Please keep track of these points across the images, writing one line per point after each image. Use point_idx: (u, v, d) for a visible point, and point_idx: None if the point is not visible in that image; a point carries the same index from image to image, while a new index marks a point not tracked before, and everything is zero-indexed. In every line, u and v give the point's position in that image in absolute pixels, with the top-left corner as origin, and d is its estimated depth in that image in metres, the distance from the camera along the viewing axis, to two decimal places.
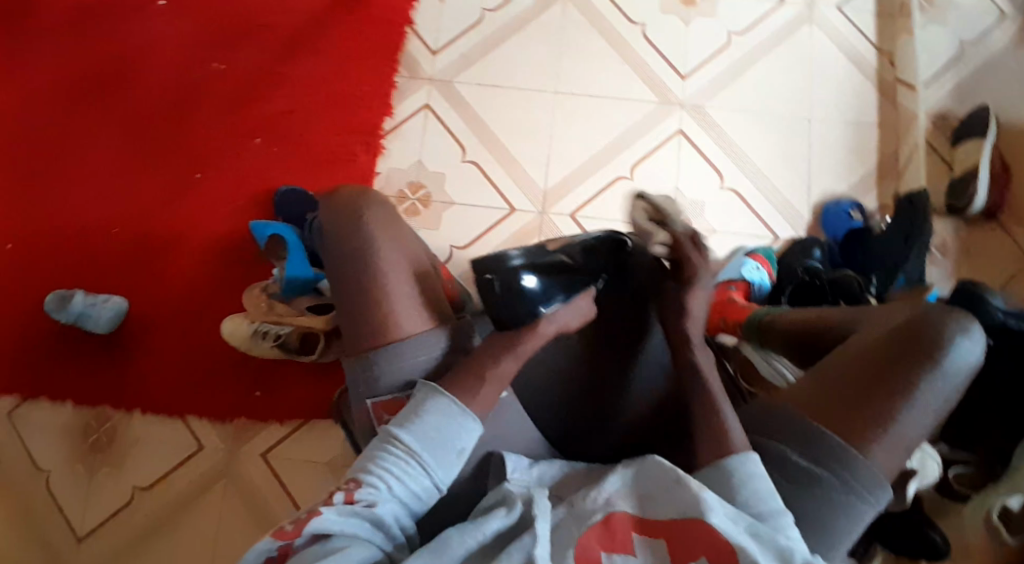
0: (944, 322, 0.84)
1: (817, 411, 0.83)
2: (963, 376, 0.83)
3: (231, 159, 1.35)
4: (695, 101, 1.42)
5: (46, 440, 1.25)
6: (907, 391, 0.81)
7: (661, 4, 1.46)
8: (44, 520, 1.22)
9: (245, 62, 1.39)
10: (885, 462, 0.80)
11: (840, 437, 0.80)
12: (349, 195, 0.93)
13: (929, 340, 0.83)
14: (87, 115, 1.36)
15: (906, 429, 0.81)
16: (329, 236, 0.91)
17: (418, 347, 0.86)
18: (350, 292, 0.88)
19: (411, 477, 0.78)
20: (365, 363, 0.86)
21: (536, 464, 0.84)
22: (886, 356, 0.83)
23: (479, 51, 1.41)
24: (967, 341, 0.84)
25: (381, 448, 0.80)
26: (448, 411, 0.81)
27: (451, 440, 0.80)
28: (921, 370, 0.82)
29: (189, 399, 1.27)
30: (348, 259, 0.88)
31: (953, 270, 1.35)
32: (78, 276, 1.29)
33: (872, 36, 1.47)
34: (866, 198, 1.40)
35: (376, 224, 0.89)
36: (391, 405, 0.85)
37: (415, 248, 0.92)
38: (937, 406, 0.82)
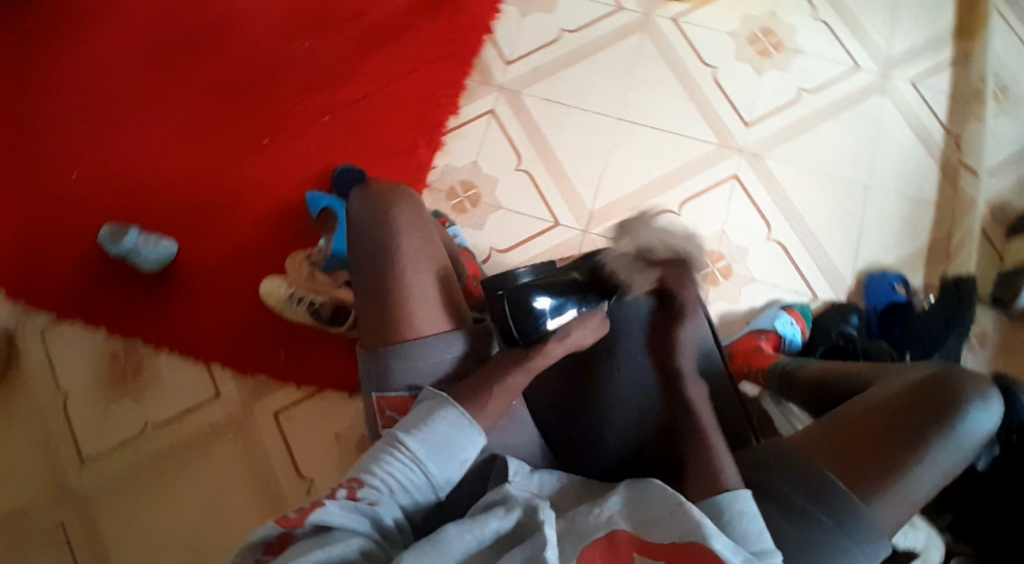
0: (961, 384, 0.84)
1: (827, 455, 0.81)
2: (976, 441, 0.83)
3: (298, 130, 1.40)
4: (755, 150, 1.43)
5: (75, 362, 1.31)
6: (918, 446, 0.81)
7: (738, 51, 1.48)
8: (57, 438, 1.28)
9: (328, 42, 1.44)
10: (888, 514, 0.79)
11: (846, 483, 0.79)
12: (382, 188, 0.95)
13: (947, 400, 0.83)
14: (173, 66, 1.43)
15: (914, 485, 0.80)
16: (359, 227, 0.94)
17: (431, 351, 0.89)
18: (371, 283, 0.91)
19: (413, 483, 0.81)
20: (377, 359, 0.89)
21: (536, 472, 0.87)
22: (902, 410, 0.83)
23: (552, 68, 1.45)
24: (984, 410, 0.83)
25: (387, 451, 0.82)
26: (456, 423, 0.84)
27: (457, 452, 0.83)
28: (934, 428, 0.81)
29: (216, 349, 1.31)
30: (371, 249, 0.92)
31: (987, 362, 1.33)
32: (137, 214, 1.36)
33: (943, 117, 1.47)
34: (911, 275, 1.39)
35: (402, 219, 0.92)
36: (397, 403, 0.89)
37: (437, 244, 0.95)
38: (946, 467, 0.81)
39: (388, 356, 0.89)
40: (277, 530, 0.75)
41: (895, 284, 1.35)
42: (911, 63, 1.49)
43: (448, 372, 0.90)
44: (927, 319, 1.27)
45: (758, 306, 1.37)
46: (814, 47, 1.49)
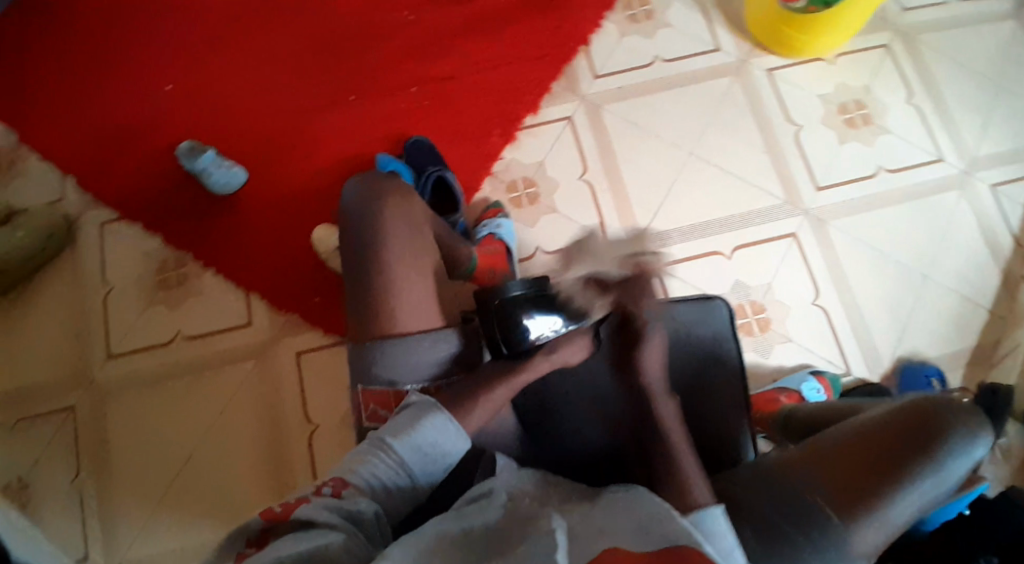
0: (950, 414, 0.84)
1: (811, 476, 0.84)
2: (961, 475, 0.83)
3: (384, 94, 1.46)
4: (819, 215, 1.43)
5: (126, 261, 1.38)
6: (895, 473, 0.82)
7: (825, 115, 1.48)
8: (92, 329, 1.34)
9: (431, 18, 1.49)
10: (861, 535, 0.81)
11: (819, 503, 0.82)
12: (371, 183, 0.99)
13: (935, 431, 0.83)
14: (283, 10, 1.50)
15: (888, 511, 0.81)
16: (349, 222, 0.98)
17: (416, 350, 0.93)
18: (359, 276, 0.96)
19: (397, 484, 0.84)
20: (364, 352, 0.94)
21: (523, 469, 0.89)
22: (888, 435, 0.84)
23: (639, 91, 1.47)
24: (969, 440, 0.83)
25: (373, 454, 0.84)
26: (443, 429, 0.86)
27: (442, 455, 0.86)
28: (914, 456, 0.82)
29: (257, 280, 1.37)
30: (362, 243, 0.96)
31: (1006, 477, 1.29)
32: (217, 138, 1.43)
33: (1014, 226, 1.44)
34: (948, 373, 1.37)
35: (391, 215, 0.97)
36: (380, 396, 0.93)
37: (422, 237, 0.99)
38: (925, 494, 0.82)
39: (375, 351, 0.93)
40: (258, 524, 0.76)
41: (931, 378, 1.33)
42: (998, 166, 1.47)
43: (432, 373, 0.94)
44: None
45: (787, 366, 1.36)
46: (903, 129, 1.48)
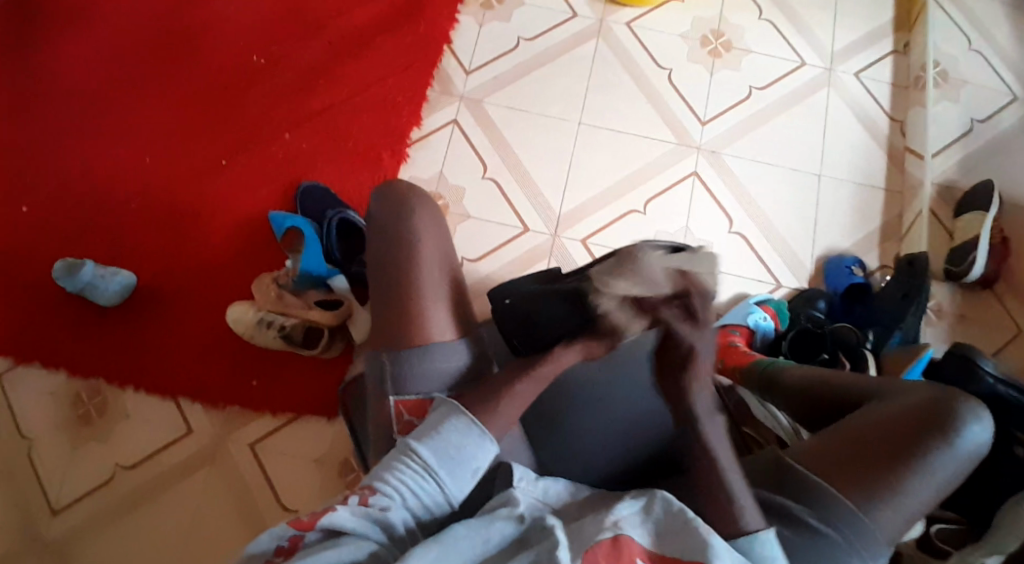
0: (958, 404, 0.88)
1: (828, 471, 0.85)
2: (971, 460, 0.87)
3: (258, 151, 1.37)
4: (713, 146, 1.46)
5: (32, 406, 1.24)
6: (918, 462, 0.84)
7: (690, 52, 1.51)
8: (20, 488, 1.20)
9: (283, 60, 1.42)
10: (887, 525, 0.82)
11: (850, 497, 0.83)
12: (400, 189, 1.00)
13: (945, 419, 0.86)
14: (122, 93, 1.38)
15: (912, 498, 0.83)
16: (376, 224, 0.98)
17: (444, 355, 0.91)
18: (389, 279, 0.94)
19: (425, 492, 0.80)
20: (394, 359, 0.91)
21: (541, 478, 0.85)
22: (903, 427, 0.86)
23: (512, 74, 1.45)
24: (980, 427, 0.87)
25: (399, 459, 0.81)
26: (466, 432, 0.83)
27: (469, 461, 0.82)
28: (932, 445, 0.85)
29: (186, 381, 1.26)
30: (387, 245, 0.95)
31: (947, 334, 1.38)
32: (92, 246, 1.30)
33: (885, 105, 1.53)
34: (868, 256, 1.44)
35: (422, 220, 0.97)
36: (414, 405, 0.89)
37: (446, 243, 0.99)
38: (943, 479, 0.85)
39: (408, 355, 0.90)
40: (290, 532, 0.75)
41: (852, 266, 1.39)
42: (854, 56, 1.55)
43: (458, 379, 0.91)
44: (886, 300, 1.30)
45: (728, 299, 1.39)
46: (764, 46, 1.54)
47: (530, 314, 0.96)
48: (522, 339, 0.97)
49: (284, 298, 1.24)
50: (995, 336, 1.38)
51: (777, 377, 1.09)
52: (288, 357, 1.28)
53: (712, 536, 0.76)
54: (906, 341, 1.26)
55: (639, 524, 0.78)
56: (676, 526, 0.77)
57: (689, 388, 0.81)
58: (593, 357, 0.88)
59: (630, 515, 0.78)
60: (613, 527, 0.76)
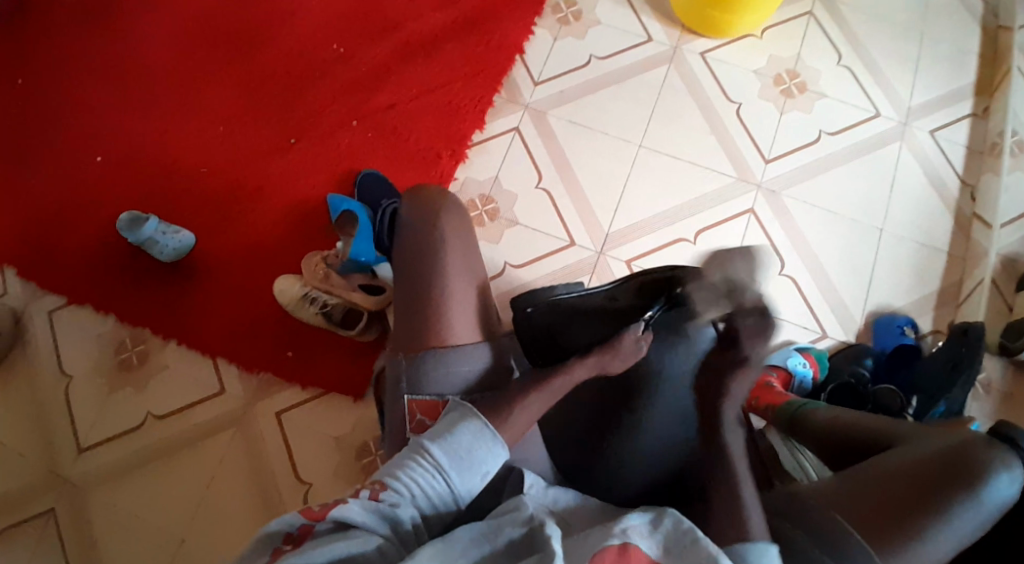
0: (986, 452, 0.88)
1: (847, 510, 0.86)
2: (995, 510, 0.87)
3: (326, 134, 1.42)
4: (772, 187, 1.45)
5: (78, 346, 1.30)
6: (940, 509, 0.85)
7: (760, 89, 1.51)
8: (56, 422, 1.26)
9: (361, 51, 1.47)
10: None
11: (864, 539, 0.84)
12: (430, 194, 1.03)
13: (970, 469, 0.87)
14: (207, 63, 1.45)
15: (931, 546, 0.84)
16: (406, 225, 1.00)
17: (462, 359, 0.93)
18: (412, 288, 0.96)
19: (434, 491, 0.82)
20: (410, 362, 0.93)
21: (551, 488, 0.87)
22: (929, 475, 0.87)
23: (580, 91, 1.48)
24: (1006, 478, 0.87)
25: (410, 458, 0.83)
26: (479, 435, 0.85)
27: (480, 464, 0.84)
28: (956, 493, 0.85)
29: (225, 343, 1.30)
30: (417, 247, 0.98)
31: (993, 410, 1.33)
32: (158, 203, 1.36)
33: (958, 168, 1.49)
34: (920, 318, 1.40)
35: (448, 231, 0.99)
36: (427, 406, 0.92)
37: (473, 249, 1.01)
38: (965, 529, 0.85)
39: (424, 358, 0.92)
40: (299, 521, 0.76)
41: (904, 327, 1.36)
42: (931, 113, 1.52)
43: (476, 383, 0.93)
44: (934, 366, 1.24)
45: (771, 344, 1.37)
46: (838, 93, 1.52)
47: (569, 324, 0.97)
48: (540, 350, 0.98)
49: (330, 278, 1.28)
50: None
51: (804, 419, 1.10)
52: (324, 334, 1.31)
53: (721, 555, 0.75)
54: (950, 413, 1.19)
55: (646, 536, 0.77)
56: (684, 545, 0.77)
57: (729, 394, 0.87)
58: (607, 372, 0.92)
59: (638, 528, 0.78)
60: (620, 535, 0.77)
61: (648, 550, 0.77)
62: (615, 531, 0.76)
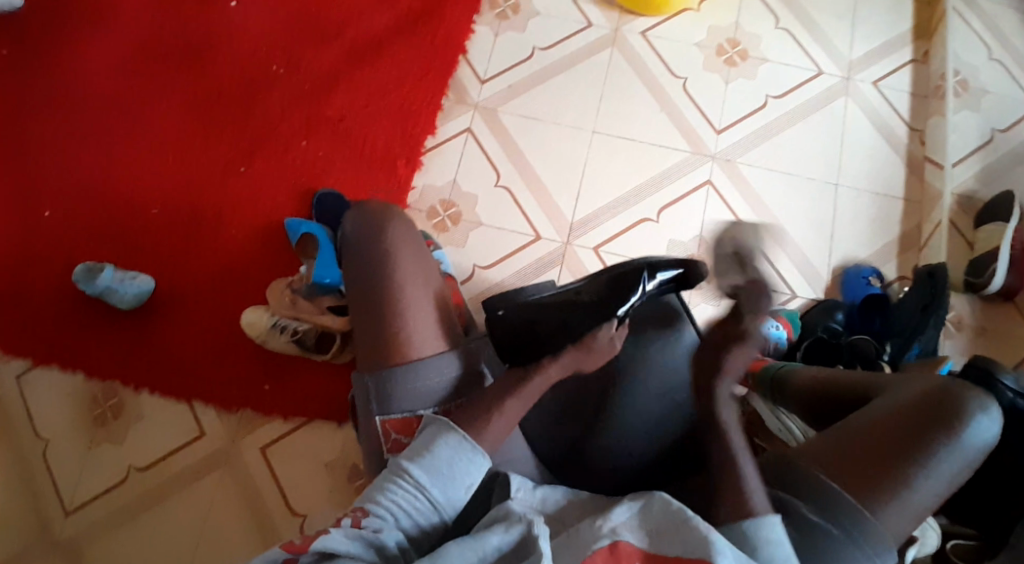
0: (964, 394, 0.90)
1: (833, 471, 0.87)
2: (977, 453, 0.88)
3: (276, 157, 1.39)
4: (727, 156, 1.46)
5: (49, 407, 1.26)
6: (923, 459, 0.86)
7: (705, 61, 1.51)
8: (38, 489, 1.22)
9: (302, 70, 1.44)
10: (891, 522, 0.84)
11: (854, 498, 0.85)
12: (375, 207, 1.01)
13: (950, 414, 0.88)
14: (144, 101, 1.41)
15: (918, 495, 0.85)
16: (353, 242, 0.98)
17: (430, 371, 0.91)
18: (369, 303, 0.94)
19: (418, 511, 0.81)
20: (376, 380, 0.91)
21: (538, 487, 0.86)
22: (913, 424, 0.88)
23: (526, 84, 1.47)
24: (986, 418, 0.89)
25: (390, 481, 0.83)
26: (457, 447, 0.84)
27: (461, 477, 0.83)
28: (938, 440, 0.87)
29: (200, 384, 1.27)
30: (368, 264, 0.96)
31: (967, 346, 1.36)
32: (111, 250, 1.33)
33: (905, 114, 1.51)
34: (886, 267, 1.41)
35: (399, 240, 0.97)
36: (400, 423, 0.91)
37: (427, 257, 0.99)
38: (950, 475, 0.87)
39: (391, 375, 0.91)
40: (282, 556, 0.75)
41: (870, 277, 1.38)
42: (873, 64, 1.54)
43: (449, 392, 0.92)
44: (905, 312, 1.26)
45: None
46: (780, 55, 1.53)
47: (536, 330, 0.93)
48: (515, 349, 0.94)
49: (297, 304, 1.25)
50: (1017, 348, 1.35)
51: (784, 380, 1.11)
52: (300, 361, 1.29)
53: (713, 533, 0.76)
54: (924, 354, 1.22)
55: (635, 528, 0.78)
56: (675, 528, 0.77)
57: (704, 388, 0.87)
58: (581, 370, 0.92)
59: (626, 521, 0.79)
60: (610, 534, 0.77)
61: (638, 543, 0.77)
62: (604, 532, 0.77)
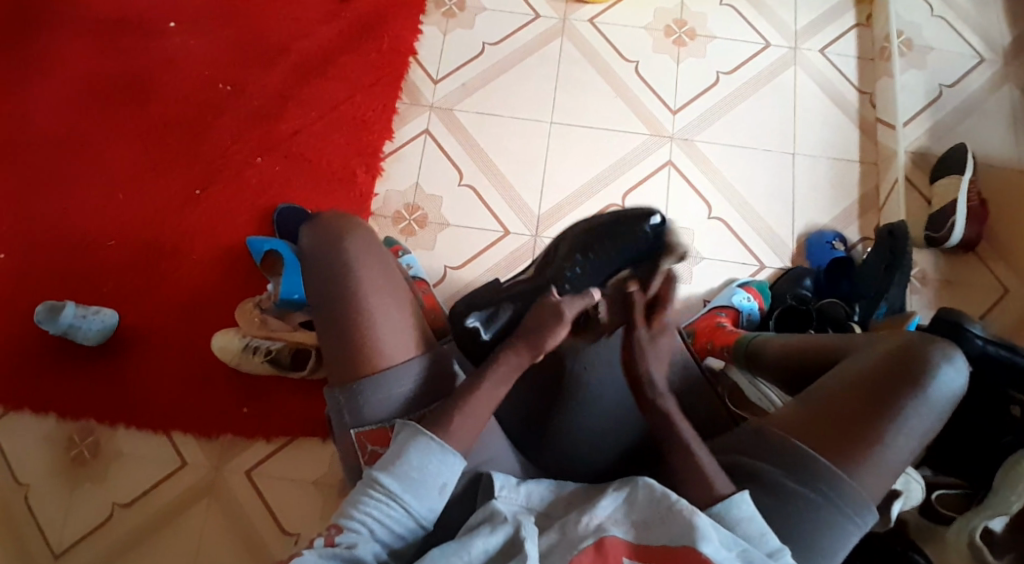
0: (929, 350, 0.91)
1: (807, 436, 0.88)
2: (947, 403, 0.89)
3: (232, 176, 1.37)
4: (686, 134, 1.46)
5: (27, 453, 1.23)
6: (895, 416, 0.87)
7: (654, 43, 1.52)
8: (22, 536, 1.19)
9: (251, 86, 1.42)
10: (869, 482, 0.86)
11: (830, 462, 0.86)
12: (331, 219, 0.97)
13: (917, 368, 0.89)
14: (93, 130, 1.38)
15: (892, 453, 0.87)
16: (311, 257, 0.95)
17: (399, 378, 0.90)
18: (334, 318, 0.92)
19: (392, 518, 0.81)
20: (347, 394, 0.90)
21: (524, 483, 0.86)
22: (881, 382, 0.89)
23: (480, 80, 1.46)
24: (952, 370, 0.90)
25: (363, 492, 0.82)
26: (426, 450, 0.83)
27: (432, 478, 0.83)
28: (907, 396, 0.88)
29: (176, 413, 1.25)
30: (329, 279, 0.93)
31: (933, 300, 1.38)
32: (72, 286, 1.29)
33: (854, 79, 1.53)
34: (849, 230, 1.43)
35: (358, 252, 0.94)
36: (375, 434, 0.89)
37: (389, 263, 0.96)
38: (922, 429, 0.88)
39: (360, 389, 0.89)
40: None
41: (833, 241, 1.39)
42: (819, 32, 1.56)
43: (421, 397, 0.91)
44: (867, 273, 1.28)
45: (717, 286, 1.38)
46: (727, 31, 1.54)
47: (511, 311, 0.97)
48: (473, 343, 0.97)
49: (267, 323, 1.23)
50: (983, 298, 1.37)
51: (759, 351, 1.12)
52: (275, 380, 1.27)
53: (697, 516, 0.77)
54: (891, 312, 1.24)
55: (620, 521, 0.79)
56: (660, 514, 0.78)
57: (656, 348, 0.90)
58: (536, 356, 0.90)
59: (612, 515, 0.79)
60: (596, 531, 0.77)
61: (625, 535, 0.78)
62: (587, 531, 0.77)
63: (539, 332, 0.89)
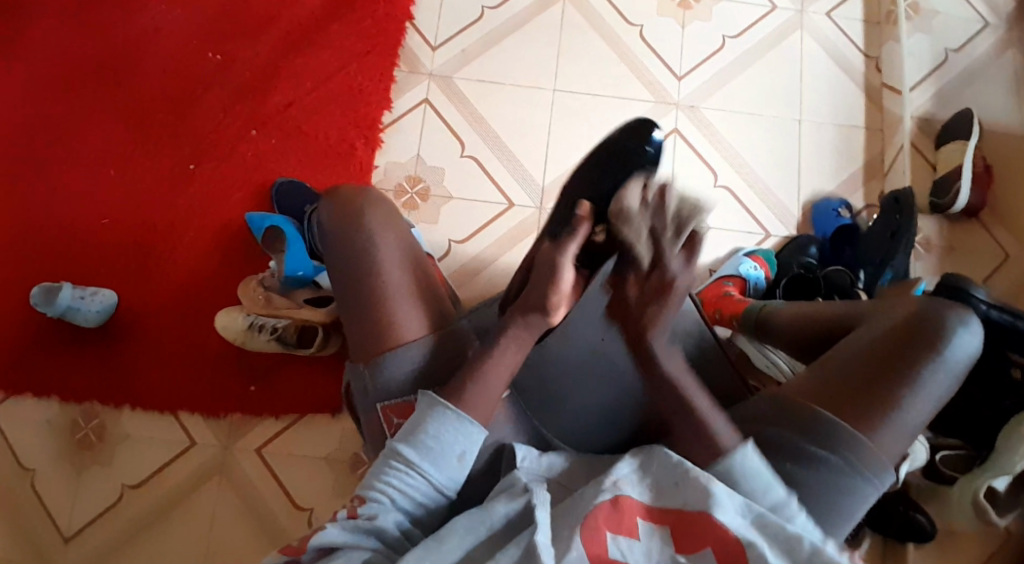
0: (944, 312, 0.90)
1: (823, 401, 0.88)
2: (962, 365, 0.89)
3: (229, 150, 1.33)
4: (691, 102, 1.44)
5: (31, 437, 1.21)
6: (911, 379, 0.87)
7: (659, 7, 1.48)
8: (31, 520, 1.18)
9: (243, 56, 1.38)
10: (886, 444, 0.86)
11: (848, 425, 0.86)
12: (347, 192, 0.95)
13: (934, 331, 0.89)
14: (81, 106, 1.34)
15: (909, 415, 0.87)
16: (328, 232, 0.93)
17: (423, 352, 0.88)
18: (354, 293, 0.90)
19: (413, 487, 0.80)
20: (371, 369, 0.88)
21: (543, 454, 0.86)
22: (897, 345, 0.89)
23: (480, 47, 1.43)
24: (967, 332, 0.90)
25: (384, 464, 0.81)
26: (444, 420, 0.82)
27: (451, 447, 0.82)
28: (924, 359, 0.88)
29: (180, 393, 1.23)
30: (348, 253, 0.91)
31: (938, 265, 1.38)
32: (68, 267, 1.27)
33: (860, 42, 1.50)
34: (854, 196, 1.42)
35: (377, 225, 0.92)
36: (401, 409, 0.87)
37: (407, 238, 0.95)
38: (939, 392, 0.88)
39: (383, 363, 0.88)
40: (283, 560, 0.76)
41: (839, 209, 1.38)
42: None
43: (444, 369, 0.89)
44: (873, 238, 1.28)
45: (723, 255, 1.38)
46: None
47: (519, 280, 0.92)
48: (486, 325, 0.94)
49: (271, 301, 1.20)
50: (986, 263, 1.38)
51: (768, 320, 1.12)
52: (280, 358, 1.25)
53: (711, 482, 0.77)
54: (897, 278, 1.22)
55: (636, 481, 0.80)
56: (675, 481, 0.79)
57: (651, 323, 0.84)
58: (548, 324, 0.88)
59: (628, 475, 0.80)
60: (612, 487, 0.78)
61: (640, 496, 0.79)
62: (605, 487, 0.77)
63: (543, 283, 0.86)
